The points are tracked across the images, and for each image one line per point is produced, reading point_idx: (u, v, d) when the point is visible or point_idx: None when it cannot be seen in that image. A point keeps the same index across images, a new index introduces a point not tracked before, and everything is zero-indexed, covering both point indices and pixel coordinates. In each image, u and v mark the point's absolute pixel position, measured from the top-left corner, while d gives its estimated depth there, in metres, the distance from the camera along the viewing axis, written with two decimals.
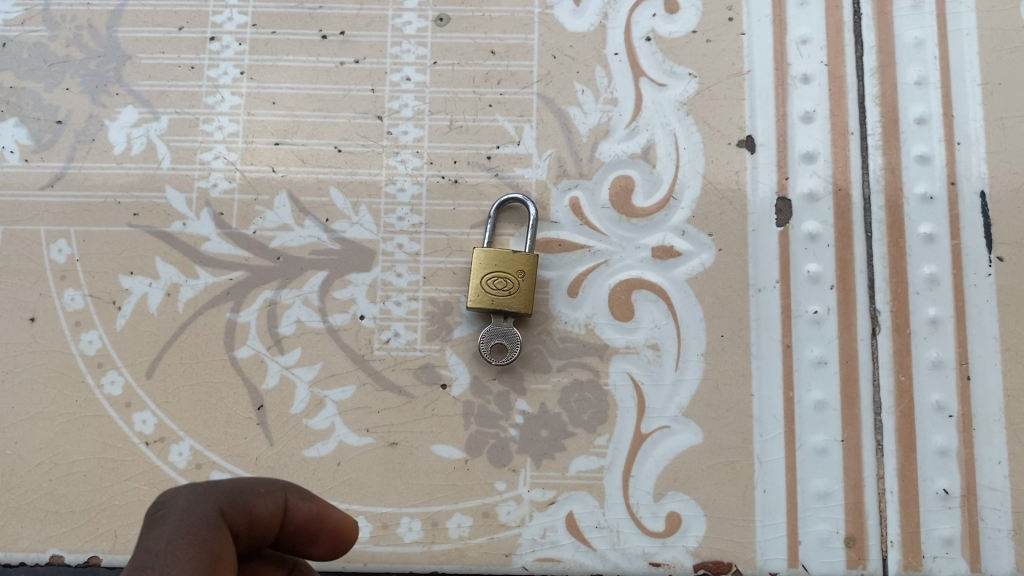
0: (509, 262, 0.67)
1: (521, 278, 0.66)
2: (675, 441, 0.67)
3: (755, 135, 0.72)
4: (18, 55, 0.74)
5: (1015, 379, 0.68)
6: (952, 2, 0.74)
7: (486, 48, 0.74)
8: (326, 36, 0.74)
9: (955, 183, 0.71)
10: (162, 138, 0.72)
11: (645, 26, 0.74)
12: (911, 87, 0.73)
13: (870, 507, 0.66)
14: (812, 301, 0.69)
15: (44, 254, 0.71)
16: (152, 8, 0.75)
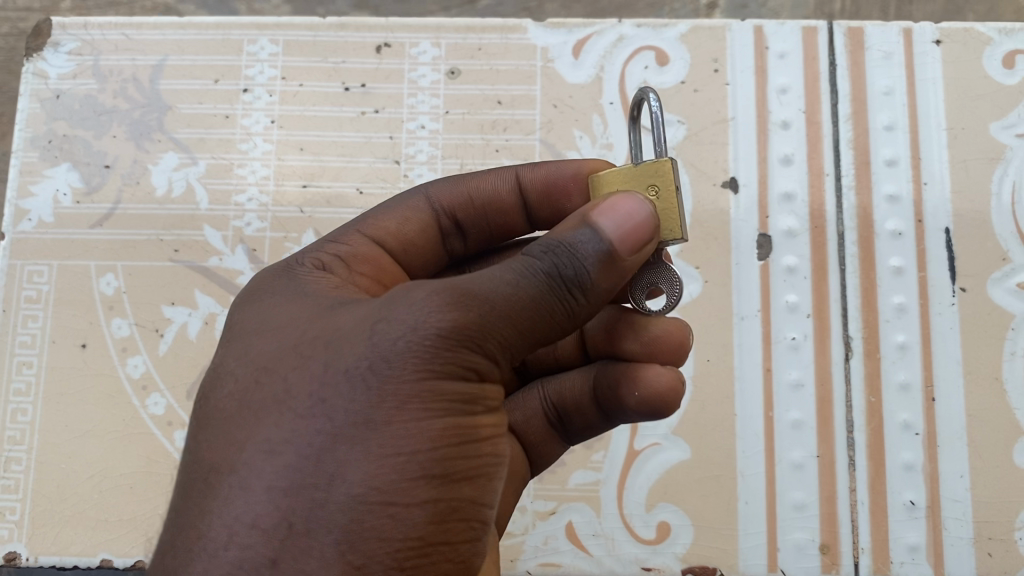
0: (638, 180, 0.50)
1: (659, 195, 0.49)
2: (664, 457, 0.74)
3: (738, 177, 0.79)
4: (70, 105, 0.83)
5: (978, 399, 0.74)
6: (921, 53, 0.81)
7: (493, 98, 0.81)
8: (349, 88, 0.82)
9: (922, 221, 0.78)
10: (200, 182, 0.80)
11: (638, 77, 0.81)
12: (881, 131, 0.80)
13: (843, 517, 0.73)
14: (790, 329, 0.76)
15: (94, 287, 0.78)
16: (189, 62, 0.83)
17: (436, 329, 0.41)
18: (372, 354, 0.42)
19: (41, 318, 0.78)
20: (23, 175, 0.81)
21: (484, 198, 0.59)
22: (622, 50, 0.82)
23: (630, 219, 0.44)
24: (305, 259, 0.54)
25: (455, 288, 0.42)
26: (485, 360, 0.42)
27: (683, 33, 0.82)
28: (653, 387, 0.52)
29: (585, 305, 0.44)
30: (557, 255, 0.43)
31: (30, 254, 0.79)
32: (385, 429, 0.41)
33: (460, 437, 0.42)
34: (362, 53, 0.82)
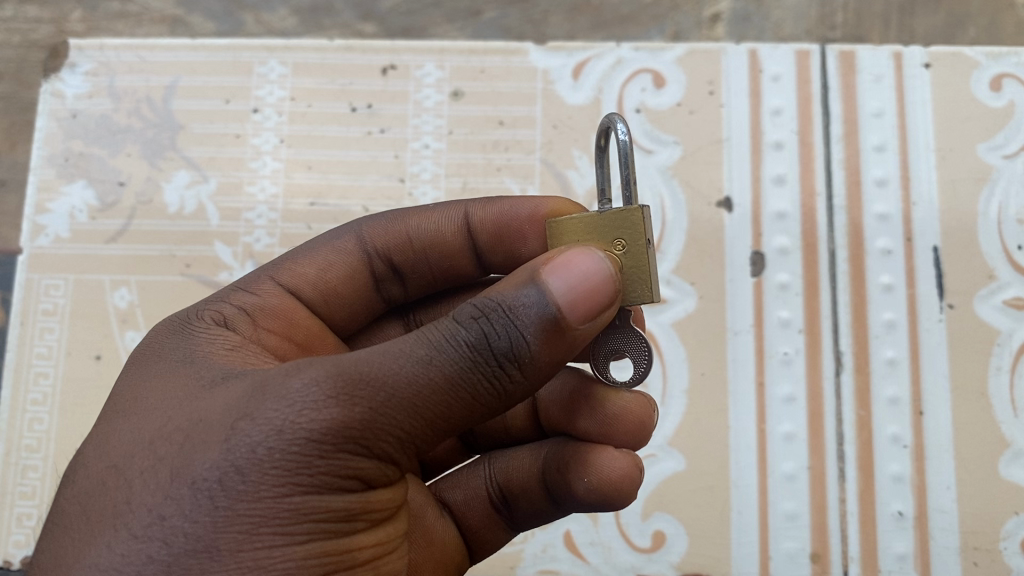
0: (605, 231, 0.50)
1: (625, 252, 0.49)
2: (660, 468, 0.76)
3: (732, 196, 0.82)
4: (86, 125, 0.86)
5: (964, 412, 0.76)
6: (910, 77, 0.84)
7: (495, 118, 0.84)
8: (356, 109, 0.85)
9: (911, 239, 0.80)
10: (211, 199, 0.83)
11: (635, 99, 0.84)
12: (871, 152, 0.83)
13: (833, 527, 0.75)
14: (782, 344, 0.78)
15: (108, 301, 0.81)
16: (202, 83, 0.86)
17: (310, 436, 0.40)
18: (234, 464, 0.40)
19: (57, 330, 0.80)
20: (40, 193, 0.84)
21: (421, 241, 0.60)
22: (619, 73, 0.85)
23: (585, 280, 0.43)
24: (210, 309, 0.54)
25: (344, 379, 0.41)
26: (365, 462, 0.42)
27: (679, 57, 0.85)
28: (609, 474, 0.54)
29: (519, 377, 0.42)
30: (491, 322, 0.42)
31: (47, 268, 0.82)
32: (238, 553, 0.40)
33: (317, 557, 0.41)
34: (368, 75, 0.85)
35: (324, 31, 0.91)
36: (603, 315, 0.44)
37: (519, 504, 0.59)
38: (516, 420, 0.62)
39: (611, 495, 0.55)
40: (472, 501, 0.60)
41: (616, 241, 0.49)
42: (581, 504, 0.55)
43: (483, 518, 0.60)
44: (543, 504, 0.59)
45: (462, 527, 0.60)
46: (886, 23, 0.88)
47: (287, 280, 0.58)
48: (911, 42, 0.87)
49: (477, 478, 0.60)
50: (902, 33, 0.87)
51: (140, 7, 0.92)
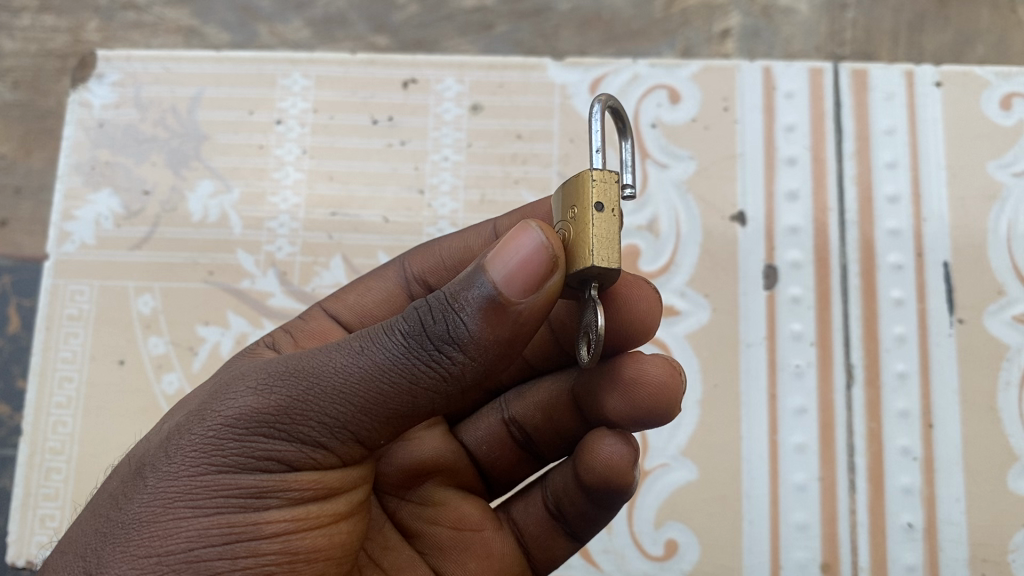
0: (566, 204, 0.49)
1: (579, 219, 0.47)
2: (673, 477, 0.77)
3: (746, 211, 0.83)
4: (113, 134, 0.88)
5: (973, 426, 0.77)
6: (921, 95, 0.86)
7: (514, 132, 0.86)
8: (377, 121, 0.86)
9: (922, 254, 0.82)
10: (234, 209, 0.85)
11: (651, 115, 0.86)
12: (883, 169, 0.84)
13: (843, 537, 0.76)
14: (795, 356, 0.80)
15: (132, 307, 0.82)
16: (227, 95, 0.88)
17: (230, 422, 0.44)
18: (168, 449, 0.44)
19: (82, 335, 0.82)
20: (67, 200, 0.86)
21: (452, 260, 0.61)
22: (635, 89, 0.87)
23: (521, 257, 0.42)
24: (265, 338, 0.58)
25: (276, 373, 0.44)
26: (284, 447, 0.43)
27: (694, 74, 0.87)
28: (603, 458, 0.53)
29: (454, 360, 0.42)
30: (430, 308, 0.43)
31: (72, 274, 0.84)
32: (150, 524, 0.42)
33: (221, 532, 0.43)
34: (389, 88, 0.87)
35: (337, 43, 0.93)
36: (547, 291, 0.43)
37: (568, 509, 0.58)
38: (560, 419, 0.60)
39: (615, 477, 0.53)
40: (530, 509, 0.60)
41: (571, 209, 0.48)
42: (597, 493, 0.54)
43: (540, 526, 0.59)
44: (586, 506, 0.57)
45: (522, 537, 0.59)
46: (896, 41, 0.90)
47: (331, 306, 0.61)
48: (919, 59, 0.89)
49: (535, 489, 0.60)
50: (911, 50, 0.89)
51: (155, 18, 0.95)
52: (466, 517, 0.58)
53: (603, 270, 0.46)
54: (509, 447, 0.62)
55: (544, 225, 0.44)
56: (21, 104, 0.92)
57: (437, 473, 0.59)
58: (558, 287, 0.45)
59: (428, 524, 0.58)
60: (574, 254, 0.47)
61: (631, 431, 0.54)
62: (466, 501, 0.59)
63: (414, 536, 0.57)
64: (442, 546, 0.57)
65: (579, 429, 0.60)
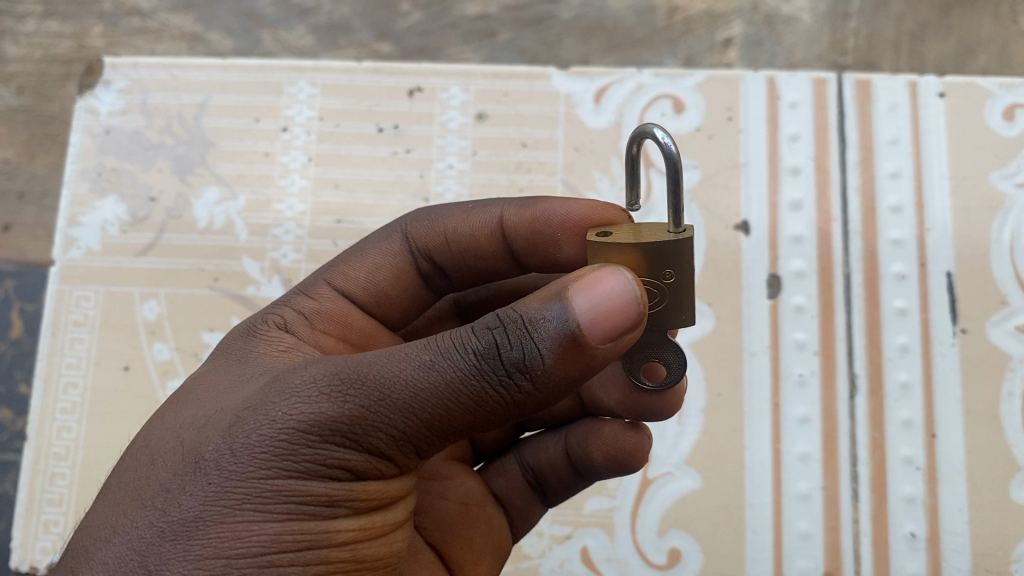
0: (656, 263, 0.48)
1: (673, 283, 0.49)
2: (677, 486, 0.77)
3: (750, 221, 0.83)
4: (119, 140, 0.89)
5: (976, 436, 0.77)
6: (925, 106, 0.86)
7: (519, 140, 0.86)
8: (382, 129, 0.87)
9: (925, 264, 0.82)
10: (240, 215, 0.85)
11: (655, 124, 0.86)
12: (886, 179, 0.84)
13: (846, 546, 0.76)
14: (798, 365, 0.80)
15: (137, 313, 0.83)
16: (233, 102, 0.89)
17: (299, 426, 0.41)
18: (230, 446, 0.42)
19: (87, 341, 0.82)
20: (73, 206, 0.86)
21: (461, 241, 0.61)
22: (640, 98, 0.87)
23: (610, 301, 0.41)
24: (271, 314, 0.56)
25: (344, 375, 0.42)
26: (353, 455, 0.42)
27: (699, 83, 0.87)
28: (628, 444, 0.59)
29: (529, 389, 0.41)
30: (506, 332, 0.41)
31: (78, 280, 0.84)
32: (217, 525, 0.41)
33: (293, 539, 0.41)
34: (395, 96, 0.88)
35: (341, 49, 0.94)
36: (628, 340, 0.43)
37: (552, 482, 0.63)
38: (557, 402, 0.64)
39: (626, 458, 0.59)
40: (512, 484, 0.63)
41: (665, 272, 0.48)
42: (604, 472, 0.60)
43: (523, 498, 0.63)
44: (575, 479, 0.63)
45: (506, 509, 0.62)
46: (898, 49, 0.91)
47: (341, 283, 0.59)
48: (922, 68, 0.90)
49: (512, 463, 0.64)
50: (912, 60, 0.90)
51: (159, 23, 0.96)
52: (471, 492, 0.60)
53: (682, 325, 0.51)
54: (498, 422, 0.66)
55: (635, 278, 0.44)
56: (26, 109, 0.93)
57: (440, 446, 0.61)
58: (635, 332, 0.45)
59: (438, 500, 0.58)
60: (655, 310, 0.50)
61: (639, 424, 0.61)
62: (469, 477, 0.61)
63: (423, 512, 0.57)
64: (451, 522, 0.57)
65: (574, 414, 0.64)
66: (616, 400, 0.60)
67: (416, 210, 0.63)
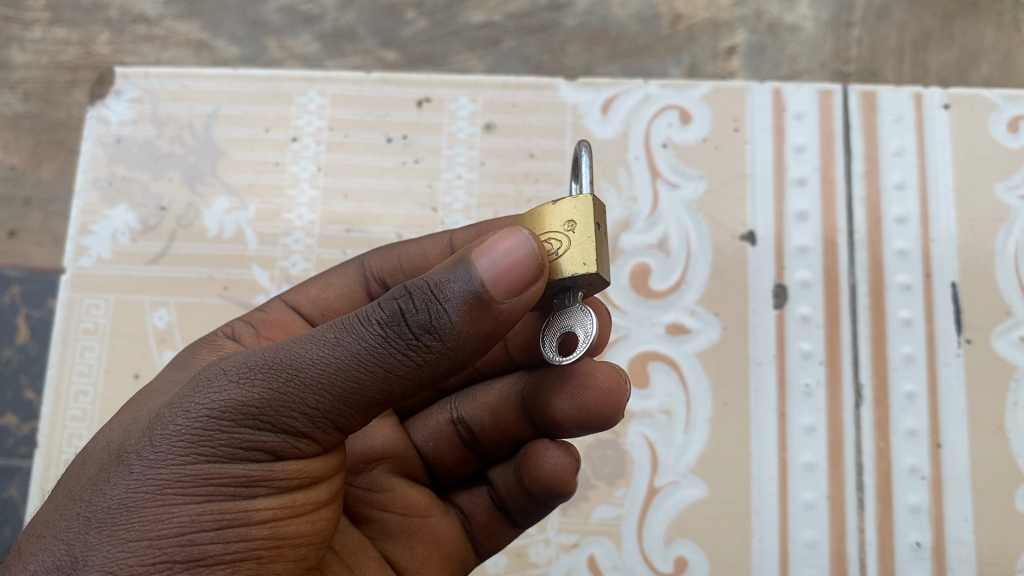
0: (557, 217, 0.50)
1: (574, 231, 0.49)
2: (683, 494, 0.78)
3: (756, 231, 0.84)
4: (130, 149, 0.90)
5: (981, 445, 0.78)
6: (929, 117, 0.87)
7: (526, 151, 0.87)
8: (391, 139, 0.88)
9: (930, 275, 0.82)
10: (249, 225, 0.86)
11: (662, 134, 0.87)
12: (892, 190, 0.85)
13: (852, 555, 0.76)
14: (804, 375, 0.80)
15: (148, 320, 0.83)
16: (243, 112, 0.90)
17: (215, 411, 0.42)
18: (151, 437, 0.42)
19: (97, 349, 0.83)
20: (85, 215, 0.88)
21: (411, 263, 0.62)
22: (647, 109, 0.88)
23: (507, 261, 0.42)
24: (223, 329, 0.58)
25: (257, 362, 0.43)
26: (270, 437, 0.42)
27: (706, 94, 0.88)
28: (549, 467, 0.56)
29: (437, 348, 0.42)
30: (412, 298, 0.42)
31: (88, 288, 0.85)
32: (138, 511, 0.41)
33: (213, 519, 0.42)
34: (404, 107, 0.89)
35: (347, 57, 0.95)
36: (529, 293, 0.44)
37: (512, 506, 0.61)
38: (506, 422, 0.62)
39: (557, 483, 0.56)
40: (477, 500, 0.63)
41: (567, 223, 0.50)
42: (542, 496, 0.58)
43: (487, 515, 0.62)
44: (527, 502, 0.60)
45: (470, 526, 0.62)
46: (900, 58, 0.91)
47: (290, 298, 0.61)
48: (923, 77, 0.90)
49: (481, 483, 0.63)
50: (915, 69, 0.91)
51: (165, 31, 0.96)
52: (415, 503, 0.60)
53: (591, 283, 0.49)
54: (455, 443, 0.63)
55: (535, 237, 0.45)
56: (33, 115, 0.94)
57: (383, 460, 0.61)
58: (542, 291, 0.45)
59: (378, 510, 0.58)
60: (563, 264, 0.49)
61: (570, 443, 0.58)
62: (413, 488, 0.61)
63: (364, 524, 0.58)
64: (392, 531, 0.58)
65: (529, 435, 0.61)
66: (549, 418, 0.57)
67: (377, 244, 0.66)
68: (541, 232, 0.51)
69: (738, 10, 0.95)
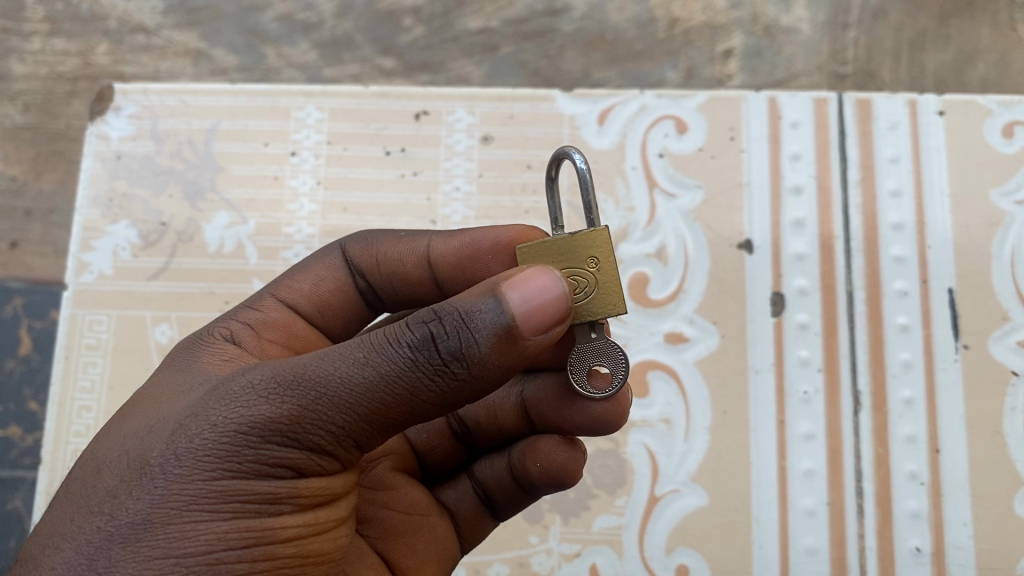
0: (576, 252, 0.51)
1: (599, 268, 0.51)
2: (684, 502, 0.78)
3: (753, 239, 0.85)
4: (130, 165, 0.90)
5: (979, 450, 0.78)
6: (924, 123, 0.87)
7: (524, 162, 0.87)
8: (389, 152, 0.89)
9: (927, 281, 0.83)
10: (250, 239, 0.87)
11: (659, 144, 0.88)
12: (887, 197, 0.86)
13: (853, 561, 0.77)
14: (802, 383, 0.81)
15: (150, 336, 0.84)
16: (241, 127, 0.90)
17: (243, 427, 0.42)
18: (175, 450, 0.42)
19: (100, 363, 0.83)
20: (86, 232, 0.88)
21: (389, 265, 0.62)
22: (643, 119, 0.89)
23: (540, 296, 0.44)
24: (218, 326, 0.57)
25: (284, 377, 0.43)
26: (296, 453, 0.43)
27: (701, 104, 0.89)
28: (560, 460, 0.60)
29: (463, 376, 0.42)
30: (443, 324, 0.42)
31: (91, 304, 0.85)
32: (164, 527, 0.41)
33: (239, 536, 0.42)
34: (402, 120, 0.90)
35: (345, 66, 0.95)
36: (554, 333, 0.45)
37: (499, 497, 0.64)
38: (504, 419, 0.63)
39: (560, 475, 0.60)
40: (462, 496, 0.64)
41: (590, 260, 0.51)
42: (542, 487, 0.61)
43: (472, 510, 0.63)
44: (519, 494, 0.63)
45: (455, 521, 0.63)
46: (897, 60, 0.92)
47: (284, 294, 0.60)
48: (921, 77, 0.91)
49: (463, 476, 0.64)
50: (911, 70, 0.92)
51: (163, 40, 0.97)
52: (417, 502, 0.60)
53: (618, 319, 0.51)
54: (446, 439, 0.64)
55: (561, 276, 0.46)
56: (32, 128, 0.94)
57: (384, 457, 0.61)
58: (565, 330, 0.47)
59: (380, 509, 0.58)
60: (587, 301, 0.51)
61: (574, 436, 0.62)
62: (415, 487, 0.61)
63: (367, 522, 0.57)
64: (393, 530, 0.57)
65: (524, 431, 0.64)
66: (557, 417, 0.59)
67: (358, 233, 0.65)
68: (562, 266, 0.52)
69: (734, 13, 0.95)
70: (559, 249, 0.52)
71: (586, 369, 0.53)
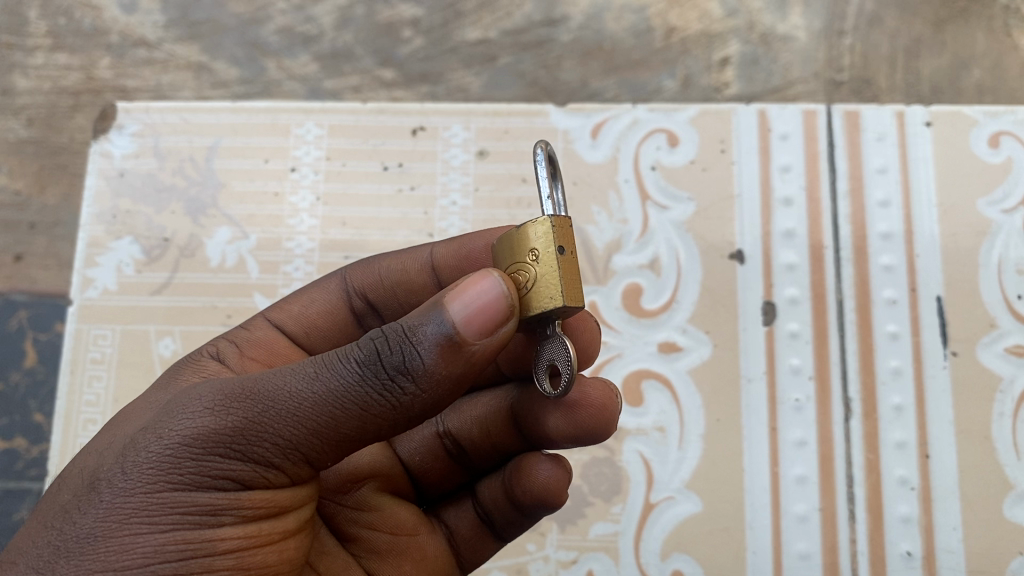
0: (523, 245, 0.51)
1: (538, 259, 0.50)
2: (679, 509, 0.79)
3: (744, 249, 0.86)
4: (133, 182, 0.92)
5: (968, 455, 0.80)
6: (911, 135, 0.89)
7: (518, 176, 0.89)
8: (388, 167, 0.90)
9: (915, 289, 0.84)
10: (251, 254, 0.88)
11: (651, 157, 0.89)
12: (876, 207, 0.87)
13: (844, 566, 0.78)
14: (794, 391, 0.82)
15: (154, 350, 0.85)
16: (243, 144, 0.92)
17: (185, 440, 0.44)
18: (122, 465, 0.44)
19: (104, 378, 0.85)
20: (90, 248, 0.90)
21: (393, 277, 0.64)
22: (636, 132, 0.90)
23: (480, 303, 0.45)
24: (206, 347, 0.59)
25: (230, 391, 0.45)
26: (238, 465, 0.44)
27: (692, 117, 0.90)
28: (542, 480, 0.60)
29: (412, 390, 0.44)
30: (388, 339, 0.44)
31: (96, 319, 0.87)
32: (105, 540, 0.43)
33: (177, 549, 0.43)
34: (399, 136, 0.91)
35: (345, 77, 0.97)
36: (501, 334, 0.46)
37: (498, 518, 0.64)
38: (496, 434, 0.65)
39: (547, 495, 0.60)
40: (462, 514, 0.65)
41: (531, 251, 0.50)
42: (531, 507, 0.62)
43: (472, 529, 0.65)
44: (515, 515, 0.64)
45: (454, 540, 0.64)
46: (892, 66, 0.94)
47: (274, 315, 0.62)
48: (916, 83, 0.93)
49: (466, 496, 0.66)
50: (907, 75, 0.93)
51: (165, 54, 0.99)
52: (404, 522, 0.61)
53: (564, 312, 0.50)
54: (440, 459, 0.66)
55: (504, 278, 0.47)
56: (35, 141, 0.96)
57: (370, 478, 0.62)
58: (512, 331, 0.47)
59: (365, 529, 0.59)
60: (528, 296, 0.50)
61: (562, 453, 0.62)
62: (402, 506, 0.62)
63: (352, 540, 0.59)
64: (379, 551, 0.59)
65: (517, 446, 0.65)
66: (538, 430, 0.61)
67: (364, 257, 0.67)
68: (511, 261, 0.51)
69: (730, 22, 0.97)
70: (510, 244, 0.52)
71: (547, 363, 0.53)
